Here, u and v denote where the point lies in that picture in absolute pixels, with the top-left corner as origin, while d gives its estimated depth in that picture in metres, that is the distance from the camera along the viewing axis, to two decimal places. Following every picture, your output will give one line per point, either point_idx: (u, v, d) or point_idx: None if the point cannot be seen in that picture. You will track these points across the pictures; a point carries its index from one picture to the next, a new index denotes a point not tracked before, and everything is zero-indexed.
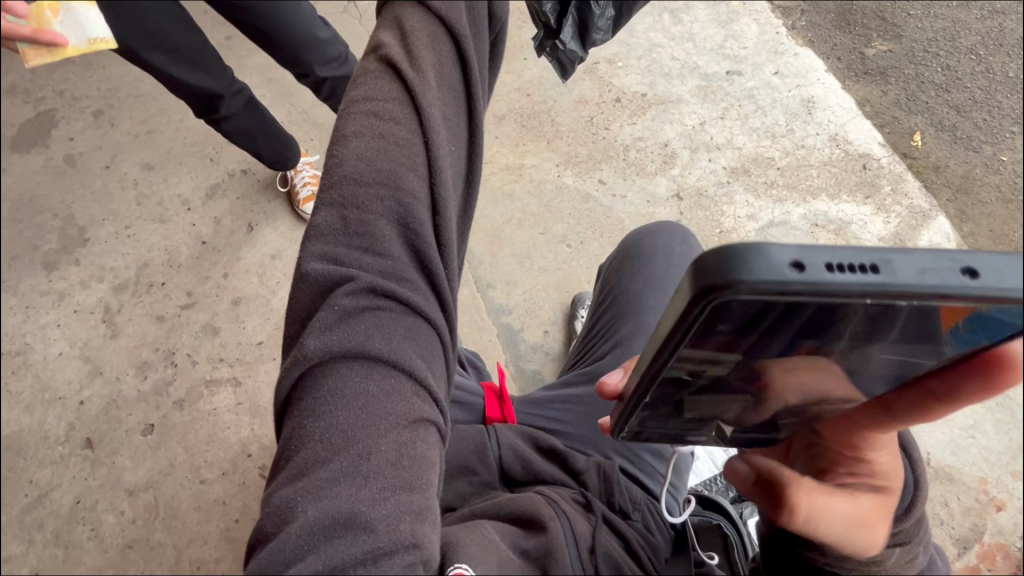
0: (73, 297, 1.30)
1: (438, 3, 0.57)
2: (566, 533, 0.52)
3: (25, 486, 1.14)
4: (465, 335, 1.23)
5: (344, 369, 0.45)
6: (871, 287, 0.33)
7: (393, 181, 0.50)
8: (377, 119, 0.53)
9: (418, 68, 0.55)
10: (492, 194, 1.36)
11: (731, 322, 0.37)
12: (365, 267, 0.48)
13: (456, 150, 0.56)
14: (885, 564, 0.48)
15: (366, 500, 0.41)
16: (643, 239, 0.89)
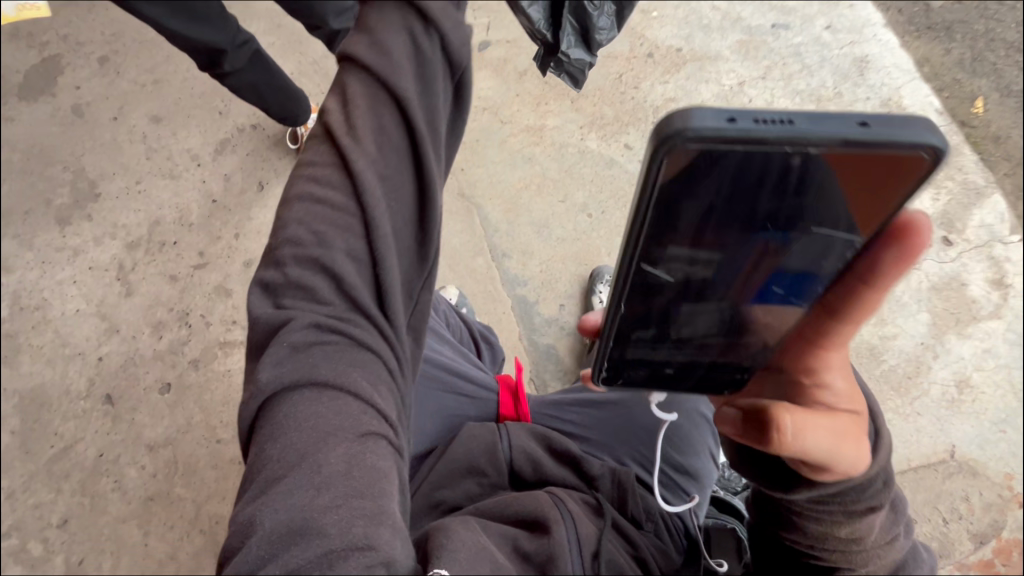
0: (87, 254, 1.30)
1: (372, 56, 0.46)
2: (570, 537, 0.50)
3: (51, 437, 1.18)
4: (478, 306, 1.20)
5: (295, 396, 0.44)
6: (785, 135, 0.39)
7: (329, 238, 0.47)
8: (314, 186, 0.48)
9: (353, 133, 0.47)
10: (510, 158, 1.29)
11: (682, 195, 0.43)
12: (307, 309, 0.46)
13: (404, 203, 0.49)
14: (864, 543, 0.50)
15: (320, 505, 0.41)
16: None
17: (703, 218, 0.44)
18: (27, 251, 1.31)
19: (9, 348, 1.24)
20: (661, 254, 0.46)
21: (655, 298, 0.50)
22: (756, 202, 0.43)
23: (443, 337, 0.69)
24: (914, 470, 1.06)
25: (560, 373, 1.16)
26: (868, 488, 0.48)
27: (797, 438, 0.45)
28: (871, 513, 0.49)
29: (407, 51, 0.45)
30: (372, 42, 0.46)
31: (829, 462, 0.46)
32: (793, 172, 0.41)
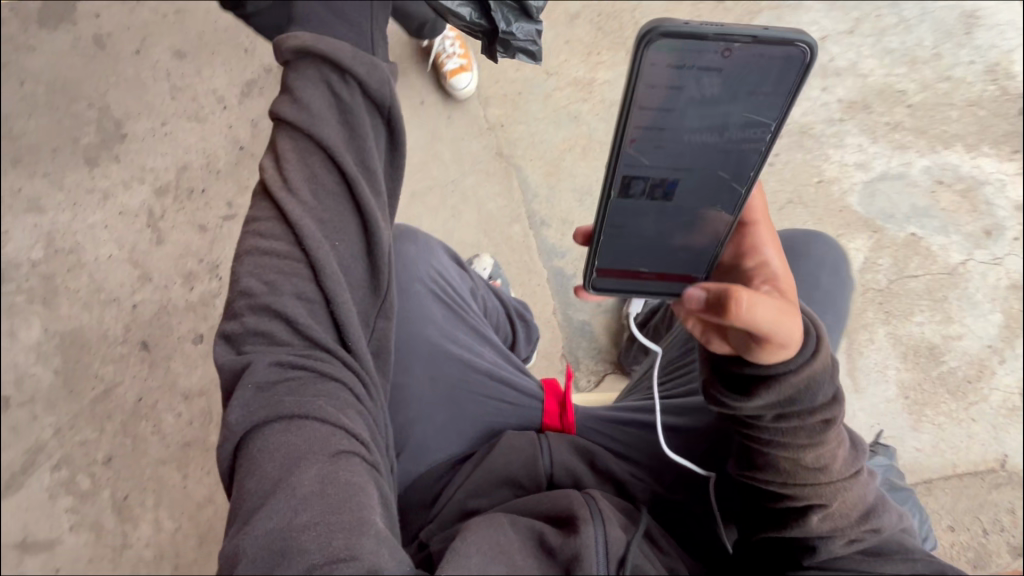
0: (116, 198, 1.27)
1: (306, 120, 0.51)
2: (596, 537, 0.47)
3: (92, 379, 1.22)
4: (512, 276, 1.15)
5: (260, 426, 0.43)
6: (713, 37, 0.43)
7: (279, 283, 0.47)
8: (259, 241, 0.49)
9: (291, 188, 0.50)
10: (555, 115, 1.19)
11: (645, 101, 0.46)
12: (263, 351, 0.45)
13: (348, 240, 0.51)
14: (831, 469, 0.52)
15: (298, 524, 0.39)
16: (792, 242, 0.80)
17: (660, 121, 0.48)
18: (58, 192, 1.29)
19: (47, 290, 1.26)
20: (632, 160, 0.50)
21: (633, 205, 0.54)
22: (699, 104, 0.47)
23: (486, 338, 0.64)
24: (959, 477, 1.01)
25: (594, 352, 1.11)
26: (820, 391, 0.50)
27: (744, 307, 0.46)
28: (830, 428, 0.51)
29: (326, 104, 0.53)
30: (297, 105, 0.52)
31: (780, 338, 0.47)
32: (725, 69, 0.45)
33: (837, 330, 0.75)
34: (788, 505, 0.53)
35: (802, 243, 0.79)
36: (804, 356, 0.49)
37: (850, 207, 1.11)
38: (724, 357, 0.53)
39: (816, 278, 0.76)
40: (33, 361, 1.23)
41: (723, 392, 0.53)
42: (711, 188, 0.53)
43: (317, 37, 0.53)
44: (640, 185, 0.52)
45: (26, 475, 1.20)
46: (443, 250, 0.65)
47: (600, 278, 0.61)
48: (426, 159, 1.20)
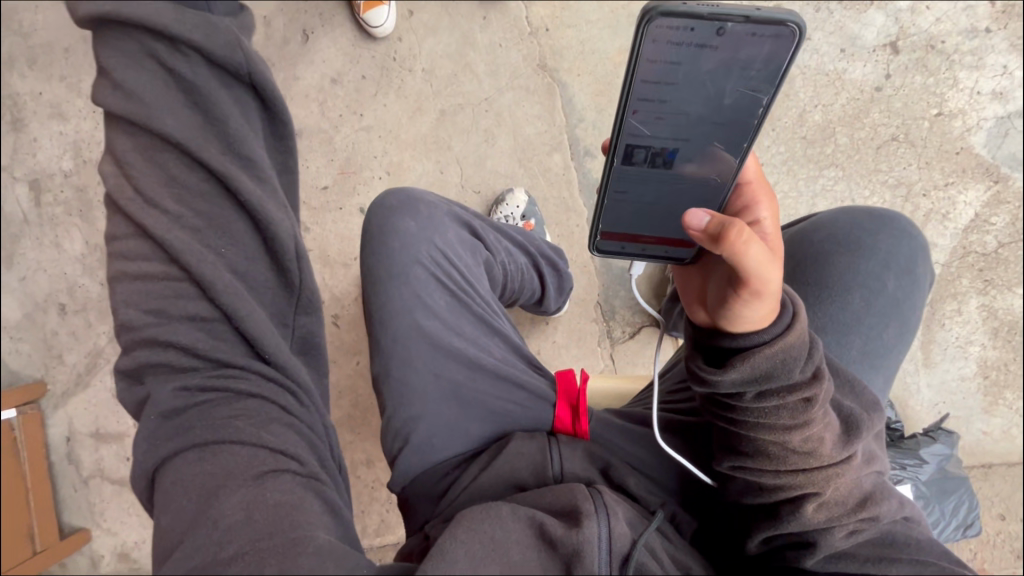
0: None
1: (138, 121, 0.52)
2: (601, 534, 0.41)
3: None
4: (548, 213, 1.03)
5: (170, 457, 0.44)
6: (707, 16, 0.37)
7: (166, 308, 0.49)
8: (132, 266, 0.50)
9: (159, 207, 0.51)
10: (613, 17, 1.02)
11: (642, 80, 0.41)
12: (162, 377, 0.47)
13: (242, 244, 0.53)
14: (821, 456, 0.45)
15: (223, 557, 0.37)
16: (853, 228, 0.65)
17: (659, 100, 0.42)
18: (79, 98, 1.25)
19: (82, 202, 1.26)
20: (631, 139, 0.45)
21: (634, 177, 0.48)
22: (696, 84, 0.41)
23: (499, 332, 0.58)
24: None
25: (632, 303, 1.03)
26: (800, 366, 0.42)
27: (738, 235, 0.38)
28: (814, 406, 0.43)
29: (167, 93, 0.53)
30: (123, 93, 0.52)
31: (758, 288, 0.39)
32: (719, 49, 0.39)
33: (900, 345, 0.63)
34: (778, 497, 0.46)
35: (868, 231, 0.64)
36: (780, 327, 0.41)
37: (969, 148, 0.92)
38: (699, 324, 0.45)
39: (879, 281, 0.62)
40: (80, 272, 1.28)
41: (694, 364, 0.45)
42: (705, 164, 0.46)
43: (131, 16, 0.52)
44: (642, 154, 0.46)
45: (90, 375, 1.30)
46: (451, 223, 0.60)
47: (604, 240, 0.54)
48: (457, 70, 1.05)
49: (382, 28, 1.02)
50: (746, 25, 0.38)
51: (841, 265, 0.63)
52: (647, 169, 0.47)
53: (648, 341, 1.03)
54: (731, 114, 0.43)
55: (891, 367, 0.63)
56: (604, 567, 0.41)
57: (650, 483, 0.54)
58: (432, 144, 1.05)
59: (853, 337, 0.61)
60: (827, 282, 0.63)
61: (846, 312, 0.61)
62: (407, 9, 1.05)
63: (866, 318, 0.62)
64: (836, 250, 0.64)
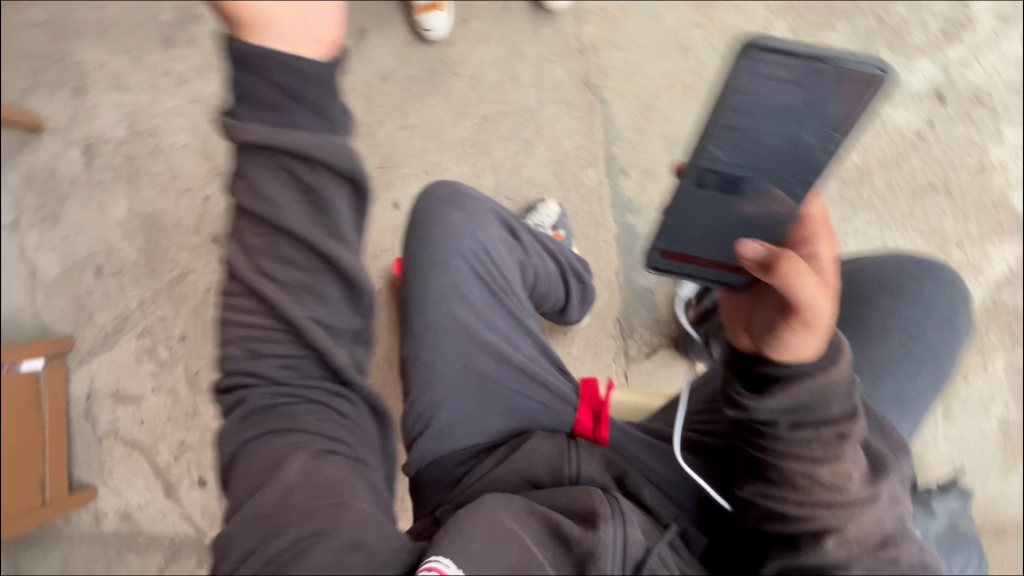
0: (192, 85, 1.30)
1: (252, 196, 0.42)
2: (616, 538, 0.43)
3: (170, 262, 1.31)
4: (578, 225, 1.05)
5: (247, 442, 0.45)
6: (804, 58, 0.38)
7: (263, 353, 0.44)
8: (237, 313, 0.45)
9: (264, 269, 0.43)
10: (661, 41, 1.04)
11: (731, 112, 0.41)
12: (253, 398, 0.45)
13: (340, 300, 0.45)
14: (849, 492, 0.44)
15: (284, 510, 0.42)
16: (895, 271, 0.65)
17: (744, 134, 0.42)
18: (140, 72, 1.32)
19: (130, 170, 1.32)
20: (709, 167, 0.45)
21: (701, 201, 0.47)
22: (782, 122, 0.41)
23: (527, 329, 0.60)
24: None
25: (651, 322, 1.03)
26: (838, 401, 0.43)
27: (789, 265, 0.40)
28: (848, 442, 0.44)
29: (290, 196, 0.42)
30: (251, 187, 0.43)
31: (809, 317, 0.41)
32: (811, 91, 0.39)
33: (934, 391, 0.63)
34: (798, 528, 0.46)
35: (913, 276, 0.65)
36: (825, 359, 0.42)
37: (1006, 204, 0.92)
38: (741, 350, 0.46)
39: (919, 327, 0.63)
40: (120, 237, 1.32)
41: (731, 388, 0.46)
42: (772, 194, 0.45)
43: (277, 131, 0.41)
44: (713, 179, 0.45)
45: (116, 337, 1.34)
46: (495, 220, 0.62)
47: (661, 258, 0.53)
48: (504, 79, 1.07)
49: (436, 33, 1.06)
50: (837, 69, 0.38)
51: (882, 306, 0.63)
52: (714, 194, 0.47)
53: (664, 362, 1.03)
54: (808, 151, 0.42)
55: (921, 413, 0.62)
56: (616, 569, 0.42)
57: (663, 496, 0.54)
58: (471, 147, 1.07)
59: (887, 378, 0.61)
60: (866, 320, 0.63)
61: (882, 353, 0.62)
62: (461, 16, 1.08)
63: (902, 360, 0.62)
64: (878, 291, 0.64)
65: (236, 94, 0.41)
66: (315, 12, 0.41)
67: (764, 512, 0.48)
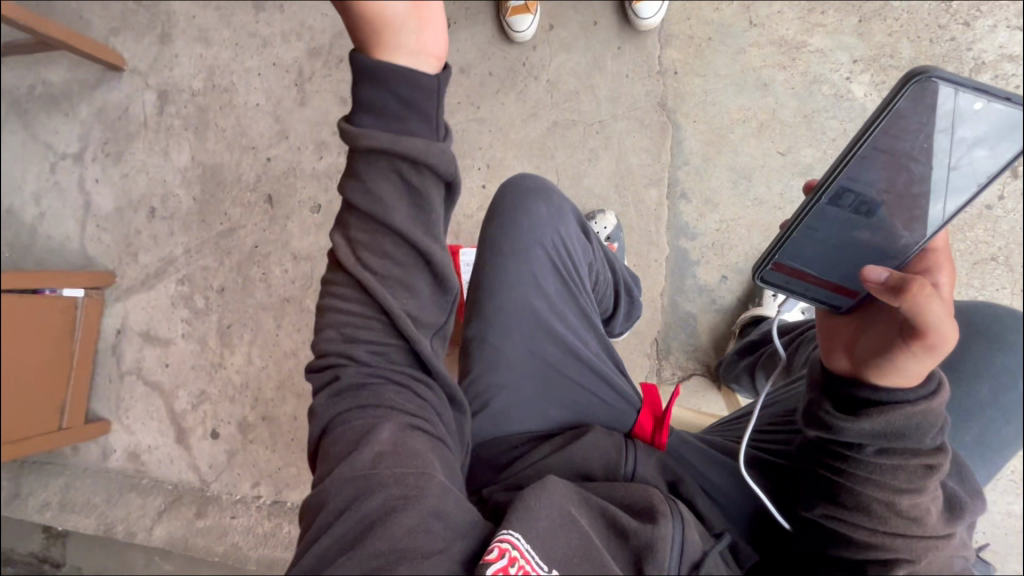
0: (273, 49, 1.33)
1: (361, 196, 0.46)
2: (675, 540, 0.42)
3: (222, 215, 1.33)
4: (632, 241, 1.06)
5: (337, 416, 0.48)
6: (972, 93, 0.39)
7: (355, 337, 0.48)
8: (336, 302, 0.49)
9: (366, 260, 0.47)
10: (742, 77, 1.06)
11: (885, 136, 0.43)
12: (343, 375, 0.48)
13: (424, 289, 0.49)
14: (926, 523, 0.44)
15: (370, 478, 0.44)
16: (1000, 317, 0.64)
17: (893, 156, 0.44)
18: (225, 29, 1.36)
19: (200, 121, 1.35)
20: (849, 184, 0.46)
21: (830, 219, 0.49)
22: (933, 151, 0.43)
23: (594, 327, 0.61)
24: None
25: (688, 348, 1.03)
26: (932, 433, 0.43)
27: (920, 290, 0.41)
28: (933, 475, 0.43)
29: (394, 188, 0.46)
30: (362, 187, 0.46)
31: (932, 344, 0.41)
32: (967, 124, 0.41)
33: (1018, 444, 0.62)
34: (866, 555, 0.46)
35: (1013, 326, 0.63)
36: (925, 389, 0.43)
37: None
38: (838, 370, 0.47)
39: (1015, 377, 0.62)
40: (178, 183, 1.36)
41: (820, 409, 0.47)
42: (907, 221, 0.47)
43: (395, 138, 0.44)
44: (849, 199, 0.47)
45: (157, 279, 1.37)
46: (571, 217, 0.63)
47: (771, 271, 0.54)
48: (581, 89, 1.09)
49: (523, 34, 1.08)
50: (1003, 107, 0.40)
51: (978, 351, 0.63)
52: (846, 215, 0.49)
53: (696, 389, 1.02)
54: (952, 185, 0.44)
55: (1001, 462, 0.62)
56: (673, 571, 0.42)
57: (713, 509, 0.55)
58: (538, 150, 1.10)
59: (971, 422, 0.62)
60: (957, 363, 0.63)
61: (969, 398, 0.62)
62: (549, 22, 1.11)
63: (988, 409, 0.62)
64: (978, 335, 0.63)
65: (358, 102, 0.45)
66: (433, 30, 0.43)
67: (827, 536, 0.49)
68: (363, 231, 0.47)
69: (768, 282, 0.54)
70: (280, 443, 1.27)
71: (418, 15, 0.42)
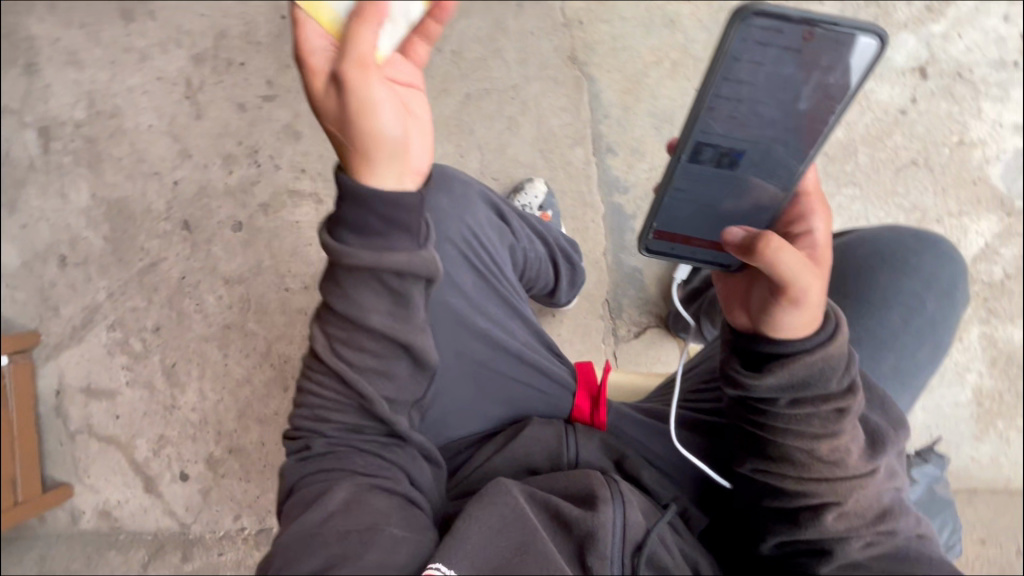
0: (153, 62, 1.23)
1: (339, 302, 0.48)
2: (615, 522, 0.45)
3: (139, 251, 1.24)
4: (566, 206, 1.03)
5: (305, 478, 0.50)
6: (797, 23, 0.40)
7: (337, 415, 0.51)
8: (314, 385, 0.52)
9: (341, 351, 0.50)
10: (648, 19, 1.05)
11: (731, 82, 0.42)
12: (317, 444, 0.51)
13: (407, 373, 0.51)
14: (846, 467, 0.46)
15: (319, 529, 0.44)
16: (894, 245, 0.66)
17: (743, 100, 0.43)
18: (97, 48, 1.24)
19: (91, 154, 1.24)
20: (713, 136, 0.45)
21: (697, 177, 0.48)
22: (775, 86, 0.43)
23: (520, 314, 0.60)
24: (1007, 492, 0.95)
25: (639, 302, 1.03)
26: (838, 377, 0.44)
27: (767, 249, 0.41)
28: (846, 417, 0.45)
29: (379, 294, 0.48)
30: (342, 293, 0.48)
31: (797, 295, 0.42)
32: (801, 54, 0.41)
33: (932, 364, 0.64)
34: (797, 503, 0.47)
35: (914, 250, 0.65)
36: (822, 336, 0.43)
37: (985, 179, 0.95)
38: (738, 328, 0.47)
39: (919, 301, 0.64)
40: (84, 224, 1.25)
41: (729, 368, 0.47)
42: (772, 168, 0.47)
43: (379, 254, 0.46)
44: (709, 153, 0.46)
45: (85, 330, 1.27)
46: (482, 204, 0.61)
47: (655, 239, 0.53)
48: (487, 55, 1.05)
49: None
50: (829, 32, 0.40)
51: (883, 281, 0.64)
52: (711, 170, 0.48)
53: (652, 342, 1.02)
54: (805, 120, 0.44)
55: (920, 386, 0.64)
56: (617, 552, 0.44)
57: (663, 479, 0.56)
58: (455, 126, 1.04)
59: (886, 353, 0.62)
60: (867, 295, 0.64)
61: (885, 328, 0.63)
62: None
63: (903, 335, 0.63)
64: (877, 266, 0.65)
65: (341, 221, 0.46)
66: (419, 148, 0.44)
67: (766, 488, 0.49)
68: (343, 328, 0.50)
69: (656, 252, 0.54)
70: (253, 471, 1.21)
71: (411, 137, 0.43)
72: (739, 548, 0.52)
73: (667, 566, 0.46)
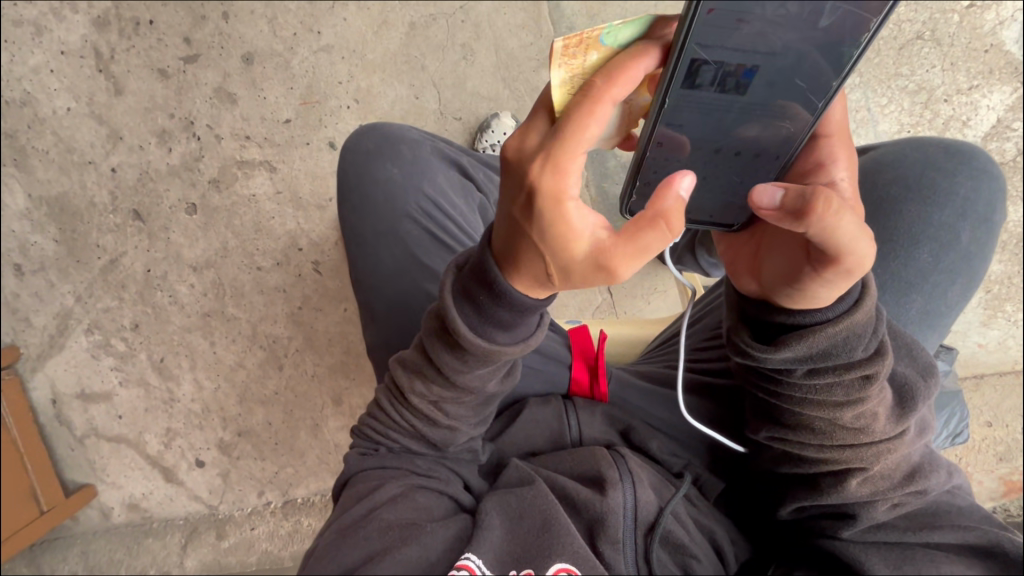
0: (53, 34, 1.08)
1: (453, 370, 0.42)
2: (626, 502, 0.45)
3: (95, 248, 1.13)
4: None
5: (362, 470, 0.49)
6: None
7: (423, 440, 0.49)
8: (394, 412, 0.48)
9: (436, 398, 0.45)
10: None
11: None
12: (387, 452, 0.49)
13: (485, 409, 0.49)
14: (873, 431, 0.43)
15: (364, 522, 0.44)
16: (926, 174, 0.59)
17: None
18: None
19: (14, 151, 1.12)
20: (718, 50, 0.33)
21: (694, 106, 0.36)
22: None
23: None
24: (1014, 372, 0.95)
25: None
26: (863, 343, 0.40)
27: (827, 209, 0.33)
28: (873, 383, 0.41)
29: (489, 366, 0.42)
30: (450, 354, 0.42)
31: (849, 268, 0.36)
32: None
33: (963, 300, 0.60)
34: (817, 468, 0.46)
35: (946, 170, 0.59)
36: (845, 305, 0.39)
37: (998, 45, 0.86)
38: (751, 295, 0.42)
39: (954, 233, 0.58)
40: (29, 228, 1.14)
41: (738, 337, 0.43)
42: (790, 86, 0.35)
43: (519, 344, 0.40)
44: (710, 74, 0.34)
45: (64, 337, 1.17)
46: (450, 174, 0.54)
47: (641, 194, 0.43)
48: None
49: None
50: None
51: (911, 215, 0.58)
52: (712, 94, 0.35)
53: (647, 272, 0.97)
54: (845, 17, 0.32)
55: (950, 322, 0.60)
56: (630, 533, 0.45)
57: (669, 444, 0.55)
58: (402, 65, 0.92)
59: (913, 296, 0.58)
60: (893, 235, 0.58)
61: (915, 272, 0.58)
62: None
63: (932, 275, 0.58)
64: (907, 198, 0.58)
65: (495, 321, 0.39)
66: None
67: (777, 452, 0.48)
68: (443, 388, 0.45)
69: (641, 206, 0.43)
70: (267, 450, 1.16)
71: None
72: (759, 505, 0.52)
73: (684, 543, 0.46)
